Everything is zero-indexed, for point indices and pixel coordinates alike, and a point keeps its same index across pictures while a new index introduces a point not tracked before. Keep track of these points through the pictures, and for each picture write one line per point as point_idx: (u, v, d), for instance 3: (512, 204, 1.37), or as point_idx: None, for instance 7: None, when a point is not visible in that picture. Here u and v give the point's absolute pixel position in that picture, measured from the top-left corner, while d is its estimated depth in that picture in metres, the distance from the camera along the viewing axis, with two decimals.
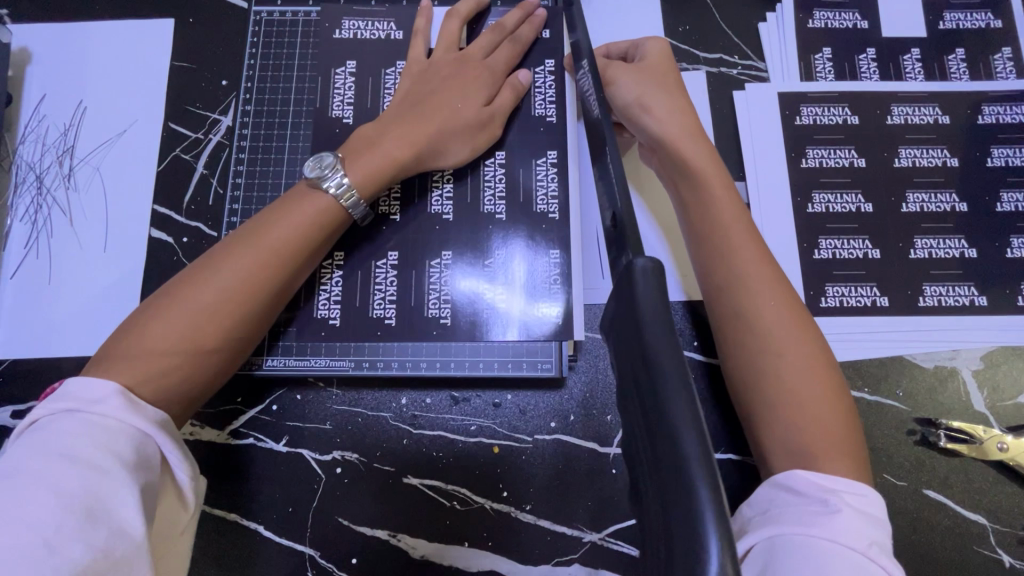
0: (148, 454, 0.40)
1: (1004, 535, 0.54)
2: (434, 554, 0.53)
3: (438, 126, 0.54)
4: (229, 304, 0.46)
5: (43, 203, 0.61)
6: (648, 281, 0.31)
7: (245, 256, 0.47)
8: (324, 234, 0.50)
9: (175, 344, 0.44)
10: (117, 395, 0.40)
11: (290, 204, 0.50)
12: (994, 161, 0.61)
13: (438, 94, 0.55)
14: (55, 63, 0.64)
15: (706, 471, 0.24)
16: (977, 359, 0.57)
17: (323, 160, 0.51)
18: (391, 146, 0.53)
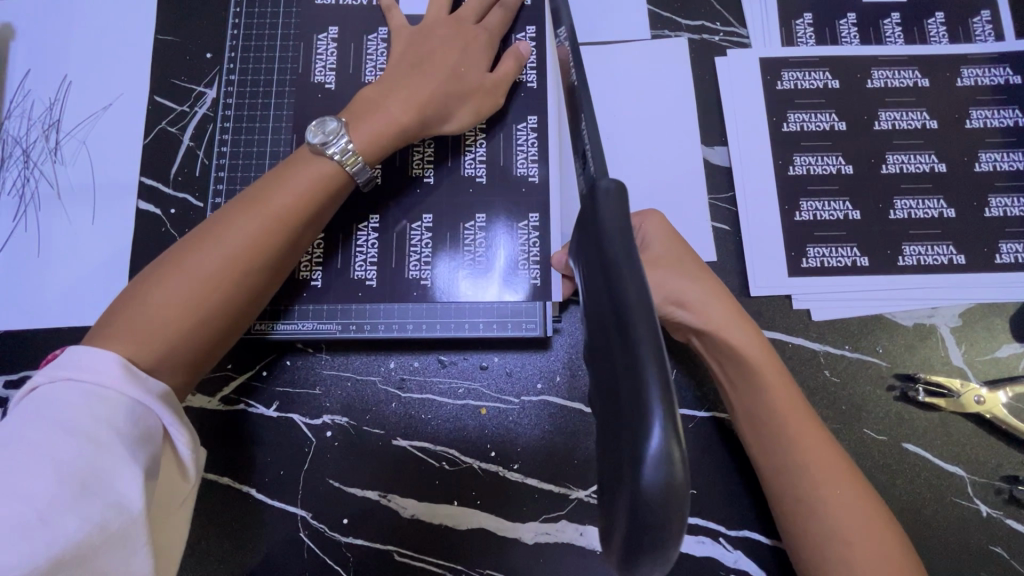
0: (146, 427, 0.39)
1: (982, 486, 0.55)
2: (424, 513, 0.54)
3: (442, 90, 0.55)
4: (233, 268, 0.46)
5: (31, 177, 0.61)
6: (610, 200, 0.35)
7: (248, 220, 0.47)
8: (324, 201, 0.50)
9: (179, 306, 0.44)
10: (115, 364, 0.40)
11: (291, 170, 0.50)
12: (973, 122, 0.62)
13: (437, 58, 0.56)
14: (39, 39, 0.64)
15: (657, 364, 0.27)
16: (955, 316, 0.58)
17: (327, 126, 0.51)
18: (395, 111, 0.53)
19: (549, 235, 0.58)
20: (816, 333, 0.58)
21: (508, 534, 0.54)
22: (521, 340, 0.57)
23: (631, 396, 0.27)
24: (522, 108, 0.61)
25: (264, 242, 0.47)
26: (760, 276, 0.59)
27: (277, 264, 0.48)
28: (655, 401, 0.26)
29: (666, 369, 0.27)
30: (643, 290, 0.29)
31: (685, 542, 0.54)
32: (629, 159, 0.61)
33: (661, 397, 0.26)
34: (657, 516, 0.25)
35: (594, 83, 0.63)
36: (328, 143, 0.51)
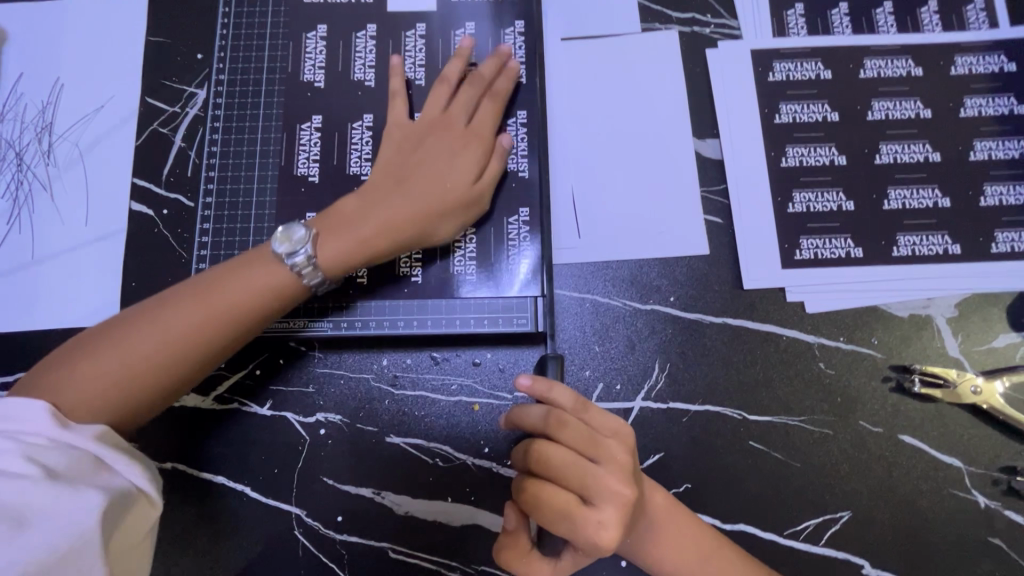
0: (82, 463, 0.41)
1: (979, 477, 0.54)
2: (418, 510, 0.54)
3: (428, 204, 0.54)
4: (169, 354, 0.46)
5: (24, 180, 0.61)
6: None
7: (194, 307, 0.48)
8: (274, 301, 0.50)
9: (106, 378, 0.45)
10: (45, 413, 0.41)
11: (246, 265, 0.50)
12: (967, 110, 0.61)
13: (425, 170, 0.55)
14: (31, 42, 0.64)
15: None
16: (951, 307, 0.57)
17: (292, 233, 0.50)
18: (367, 234, 0.52)
19: (538, 231, 0.58)
20: (810, 326, 0.57)
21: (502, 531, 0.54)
22: (514, 335, 0.57)
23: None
24: (512, 107, 0.61)
25: (202, 334, 0.47)
26: (754, 268, 0.58)
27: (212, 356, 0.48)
28: None
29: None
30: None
31: None
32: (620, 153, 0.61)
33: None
34: None
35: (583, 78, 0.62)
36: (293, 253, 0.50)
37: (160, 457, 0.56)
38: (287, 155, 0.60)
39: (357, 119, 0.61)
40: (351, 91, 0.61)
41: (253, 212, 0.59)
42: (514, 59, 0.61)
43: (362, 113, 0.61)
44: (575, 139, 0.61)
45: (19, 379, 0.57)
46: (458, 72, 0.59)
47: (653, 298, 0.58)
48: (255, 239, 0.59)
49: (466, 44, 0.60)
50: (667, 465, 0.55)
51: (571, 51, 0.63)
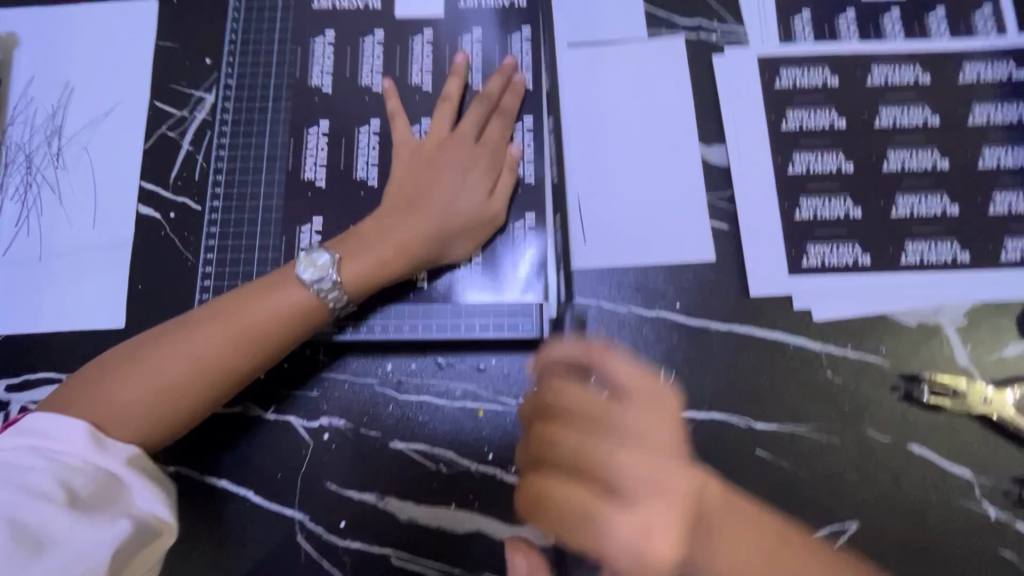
0: (108, 488, 0.43)
1: (989, 488, 0.54)
2: (422, 516, 0.54)
3: (440, 225, 0.56)
4: (195, 376, 0.48)
5: (33, 182, 0.62)
6: None
7: (222, 333, 0.50)
8: (298, 325, 0.52)
9: (141, 401, 0.47)
10: (82, 434, 0.44)
11: (271, 289, 0.52)
12: (976, 118, 0.61)
13: (435, 189, 0.57)
14: (42, 46, 0.65)
15: None
16: (961, 315, 0.57)
17: (318, 260, 0.53)
18: (388, 255, 0.54)
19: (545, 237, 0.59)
20: (818, 333, 0.57)
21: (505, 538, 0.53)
22: (519, 341, 0.57)
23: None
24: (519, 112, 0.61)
25: (231, 358, 0.50)
26: (760, 275, 0.58)
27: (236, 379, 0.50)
28: None
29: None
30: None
31: None
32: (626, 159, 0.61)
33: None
34: None
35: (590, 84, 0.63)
36: (320, 278, 0.52)
37: (163, 460, 0.55)
38: (293, 159, 0.60)
39: (364, 124, 0.61)
40: (358, 96, 0.61)
41: (260, 216, 0.59)
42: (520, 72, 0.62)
43: (368, 118, 0.61)
44: (581, 144, 0.61)
45: (24, 381, 0.57)
46: (458, 89, 0.61)
47: (659, 304, 0.58)
48: (261, 243, 0.59)
49: (462, 60, 0.61)
50: None
51: (579, 57, 0.63)
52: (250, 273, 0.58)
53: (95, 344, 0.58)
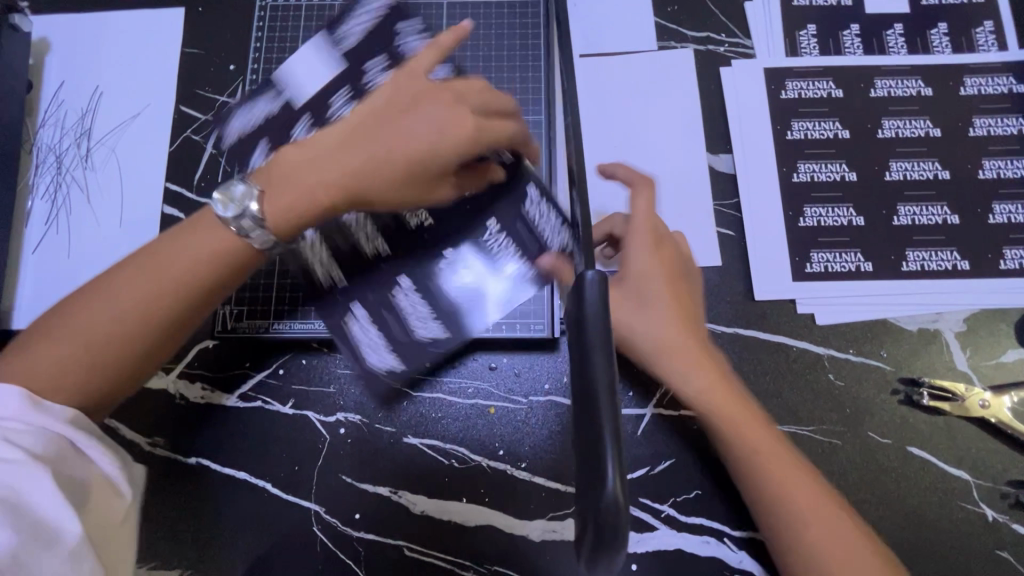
0: (57, 449, 0.41)
1: (986, 490, 0.55)
2: (434, 509, 0.56)
3: (389, 157, 0.45)
4: (135, 323, 0.43)
5: (63, 182, 0.64)
6: (596, 288, 0.33)
7: (136, 282, 0.44)
8: (230, 266, 0.46)
9: (61, 364, 0.42)
10: (15, 398, 0.41)
11: (195, 230, 0.46)
12: (976, 130, 0.63)
13: (381, 118, 0.47)
14: (73, 51, 0.68)
15: (610, 402, 0.29)
16: (960, 321, 0.59)
17: (234, 192, 0.45)
18: (318, 200, 0.45)
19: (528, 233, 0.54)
20: (820, 338, 0.59)
21: (515, 532, 0.55)
22: (529, 341, 0.59)
23: (590, 420, 0.29)
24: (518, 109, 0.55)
25: (156, 305, 0.44)
26: (765, 281, 0.60)
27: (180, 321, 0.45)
28: (606, 447, 0.28)
29: (614, 388, 0.30)
30: (604, 318, 0.32)
31: (691, 543, 0.55)
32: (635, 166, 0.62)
33: (611, 420, 0.28)
34: (609, 532, 0.27)
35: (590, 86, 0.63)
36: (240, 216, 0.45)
37: (185, 452, 0.57)
38: None
39: (349, 116, 0.59)
40: None
41: None
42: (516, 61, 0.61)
43: (359, 110, 0.59)
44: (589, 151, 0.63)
45: None
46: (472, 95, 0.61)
47: None
48: None
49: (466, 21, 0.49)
50: (677, 470, 0.56)
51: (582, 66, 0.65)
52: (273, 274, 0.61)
53: None
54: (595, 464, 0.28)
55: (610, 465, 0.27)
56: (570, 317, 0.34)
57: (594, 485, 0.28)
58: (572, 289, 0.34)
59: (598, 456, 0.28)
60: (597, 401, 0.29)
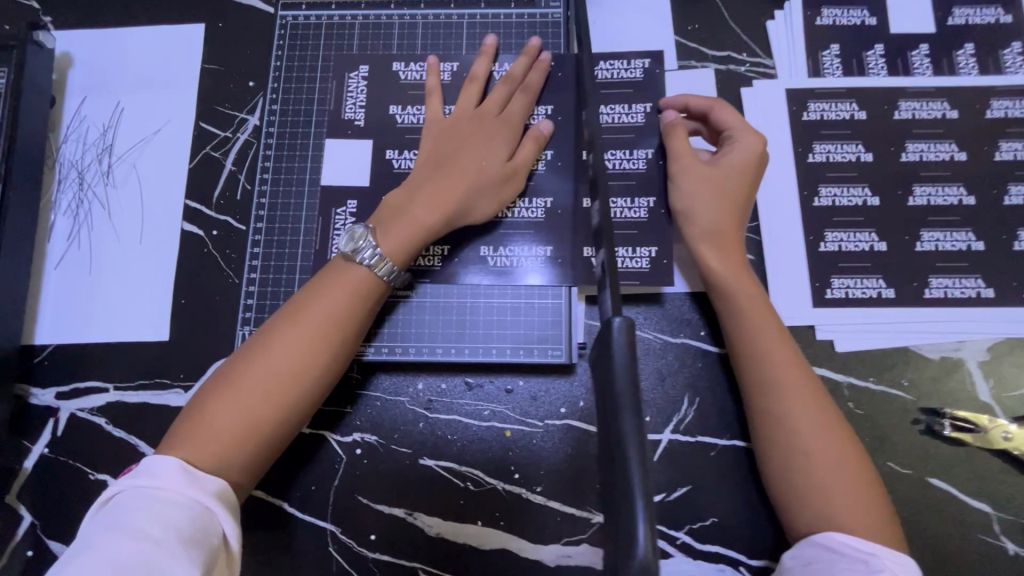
0: (201, 526, 0.41)
1: (1007, 523, 0.54)
2: (448, 531, 0.56)
3: (470, 187, 0.56)
4: (295, 371, 0.48)
5: (85, 198, 0.65)
6: (621, 338, 0.34)
7: (292, 333, 0.49)
8: (367, 308, 0.52)
9: (236, 417, 0.46)
10: (174, 467, 0.42)
11: (330, 282, 0.52)
12: (1002, 154, 0.62)
13: (460, 153, 0.57)
14: (95, 67, 0.68)
15: (640, 455, 0.31)
16: (983, 350, 0.58)
17: (355, 234, 0.53)
18: (427, 220, 0.55)
19: (562, 217, 0.61)
20: (840, 365, 0.58)
21: (529, 556, 0.55)
22: (546, 365, 0.59)
23: (620, 465, 0.31)
24: (542, 96, 0.63)
25: (309, 352, 0.49)
26: (784, 307, 0.59)
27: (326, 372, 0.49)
28: (639, 505, 0.29)
29: (642, 433, 0.32)
30: (631, 361, 0.34)
31: (706, 571, 0.54)
32: (653, 187, 0.62)
33: (641, 465, 0.30)
34: None
35: (614, 68, 0.65)
36: (358, 250, 0.53)
37: None
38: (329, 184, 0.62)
39: (401, 107, 0.64)
40: (398, 133, 0.64)
41: (301, 239, 0.62)
42: (547, 53, 0.64)
43: (410, 104, 0.64)
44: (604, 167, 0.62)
45: (73, 390, 0.60)
46: (503, 94, 0.61)
47: (684, 332, 0.59)
48: (303, 264, 0.62)
49: (492, 42, 0.64)
50: (692, 497, 0.56)
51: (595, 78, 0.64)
52: (291, 281, 0.62)
53: (141, 357, 0.60)
54: (628, 507, 0.30)
55: (641, 508, 0.29)
56: (598, 358, 0.36)
57: (627, 529, 0.29)
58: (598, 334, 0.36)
59: (631, 501, 0.30)
60: (626, 446, 0.31)
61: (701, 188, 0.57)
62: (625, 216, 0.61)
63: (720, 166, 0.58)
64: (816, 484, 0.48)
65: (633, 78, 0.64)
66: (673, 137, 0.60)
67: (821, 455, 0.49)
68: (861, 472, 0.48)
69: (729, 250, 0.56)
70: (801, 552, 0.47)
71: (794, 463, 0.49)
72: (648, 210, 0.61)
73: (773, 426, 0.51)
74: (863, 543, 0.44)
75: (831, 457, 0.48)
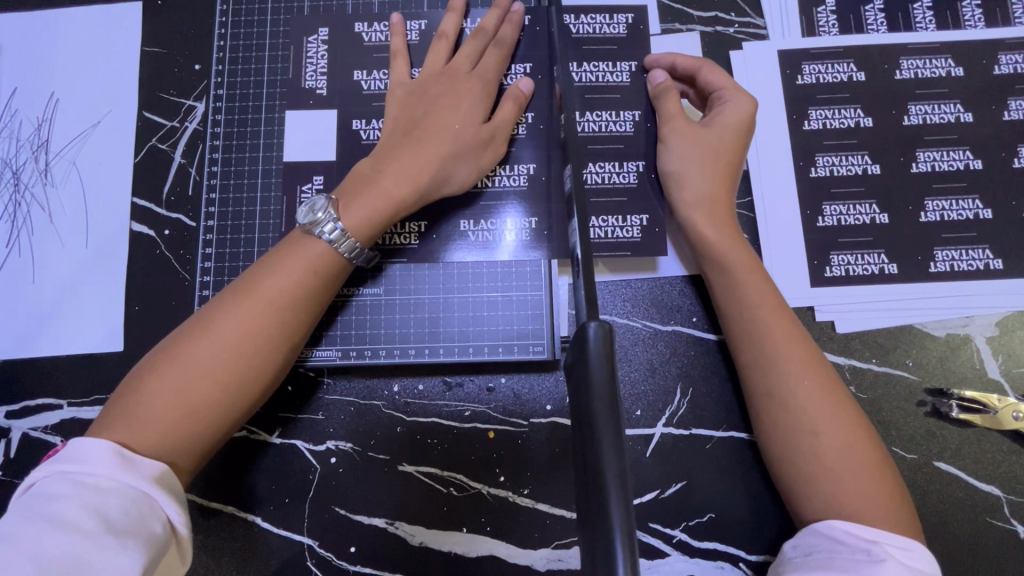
0: (139, 511, 0.39)
1: (1018, 506, 0.52)
2: (432, 540, 0.53)
3: (441, 153, 0.52)
4: (237, 352, 0.46)
5: (22, 200, 0.59)
6: (600, 344, 0.32)
7: (235, 310, 0.47)
8: (319, 285, 0.49)
9: (173, 397, 0.44)
10: (108, 451, 0.41)
11: (280, 257, 0.49)
12: (1011, 113, 0.57)
13: (430, 117, 0.53)
14: (23, 56, 0.62)
15: (619, 480, 0.28)
16: (992, 325, 0.54)
17: (314, 204, 0.50)
18: (396, 193, 0.51)
19: (544, 187, 0.57)
20: (841, 346, 0.54)
21: (519, 561, 0.52)
22: (528, 362, 0.56)
23: (596, 489, 0.28)
24: (517, 52, 0.58)
25: (253, 331, 0.46)
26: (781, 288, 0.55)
27: (272, 351, 0.47)
28: (618, 528, 0.26)
29: (623, 465, 0.28)
30: (611, 381, 0.31)
31: (704, 568, 0.52)
32: (640, 151, 0.57)
33: (621, 503, 0.27)
34: None
35: (594, 23, 0.59)
36: (316, 223, 0.49)
37: None
38: (287, 179, 0.58)
39: (366, 72, 0.59)
40: (365, 101, 0.58)
41: (258, 236, 0.58)
42: (520, 4, 0.58)
43: (376, 68, 0.59)
44: (583, 131, 0.57)
45: (23, 409, 0.56)
46: (475, 50, 0.56)
47: (675, 319, 0.56)
48: (260, 250, 0.57)
49: None
50: (688, 493, 0.53)
51: (571, 35, 0.59)
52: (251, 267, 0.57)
53: (95, 369, 0.56)
54: (606, 547, 0.26)
55: (621, 553, 0.26)
56: (575, 372, 0.33)
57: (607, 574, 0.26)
58: (574, 339, 0.33)
59: (608, 545, 0.26)
60: (605, 475, 0.28)
61: (690, 154, 0.53)
62: (611, 183, 0.57)
63: (711, 128, 0.53)
64: (819, 478, 0.45)
65: (616, 34, 0.59)
66: (664, 101, 0.55)
67: (830, 437, 0.45)
68: (871, 454, 0.45)
69: (722, 221, 0.52)
70: (804, 540, 0.44)
71: (801, 446, 0.46)
72: (636, 176, 0.57)
73: (775, 408, 0.47)
74: (866, 530, 0.42)
75: (838, 435, 0.45)
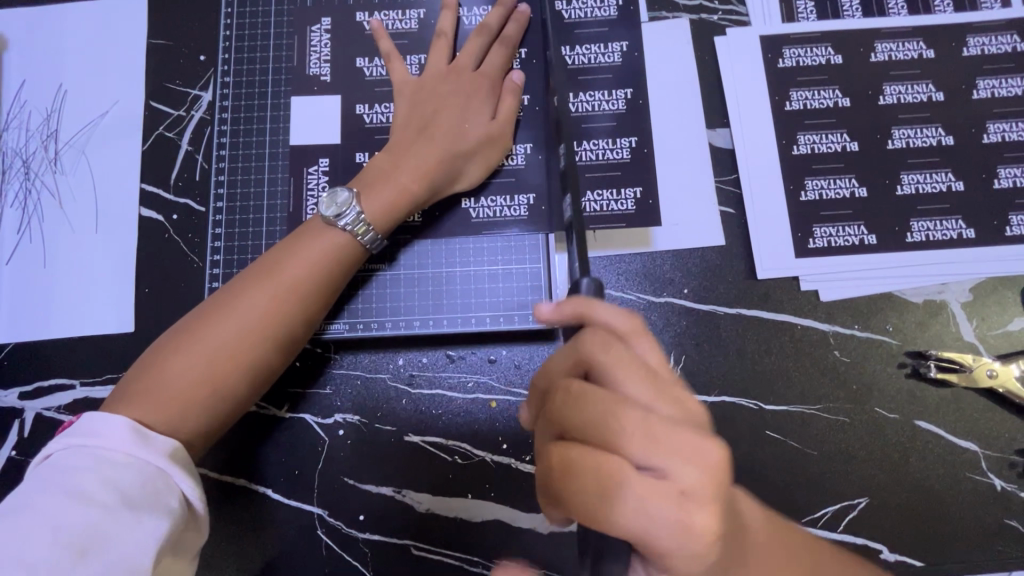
0: (154, 487, 0.41)
1: (994, 460, 0.54)
2: (438, 506, 0.55)
3: (450, 149, 0.55)
4: (256, 333, 0.48)
5: (33, 188, 0.61)
6: None
7: (255, 294, 0.49)
8: (334, 273, 0.51)
9: (194, 373, 0.46)
10: (124, 426, 0.42)
11: (298, 243, 0.51)
12: (980, 92, 0.61)
13: (439, 114, 0.56)
14: (32, 48, 0.64)
15: None
16: (966, 291, 0.57)
17: (337, 197, 0.52)
18: (408, 184, 0.54)
19: (541, 167, 0.59)
20: (826, 313, 0.57)
21: (522, 525, 0.54)
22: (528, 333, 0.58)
23: None
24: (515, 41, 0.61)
25: (272, 313, 0.48)
26: (768, 259, 0.58)
27: (291, 334, 0.49)
28: None
29: None
30: None
31: None
32: (631, 130, 0.60)
33: None
34: None
35: (585, 7, 0.62)
36: (341, 215, 0.52)
37: None
38: (294, 163, 0.60)
39: (368, 59, 0.61)
40: (367, 86, 0.61)
41: (265, 217, 0.60)
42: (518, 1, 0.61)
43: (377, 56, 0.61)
44: (577, 111, 0.60)
45: (36, 390, 0.57)
46: (478, 45, 0.59)
47: (667, 290, 0.58)
48: (269, 231, 0.59)
49: None
50: None
51: (564, 20, 0.62)
52: (259, 248, 0.59)
53: (107, 350, 0.58)
54: None
55: None
56: None
57: None
58: None
59: None
60: None
61: None
62: (605, 159, 0.60)
63: None
64: None
65: (606, 17, 0.62)
66: None
67: None
68: None
69: None
70: None
71: None
72: (629, 152, 0.60)
73: None
74: None
75: None
